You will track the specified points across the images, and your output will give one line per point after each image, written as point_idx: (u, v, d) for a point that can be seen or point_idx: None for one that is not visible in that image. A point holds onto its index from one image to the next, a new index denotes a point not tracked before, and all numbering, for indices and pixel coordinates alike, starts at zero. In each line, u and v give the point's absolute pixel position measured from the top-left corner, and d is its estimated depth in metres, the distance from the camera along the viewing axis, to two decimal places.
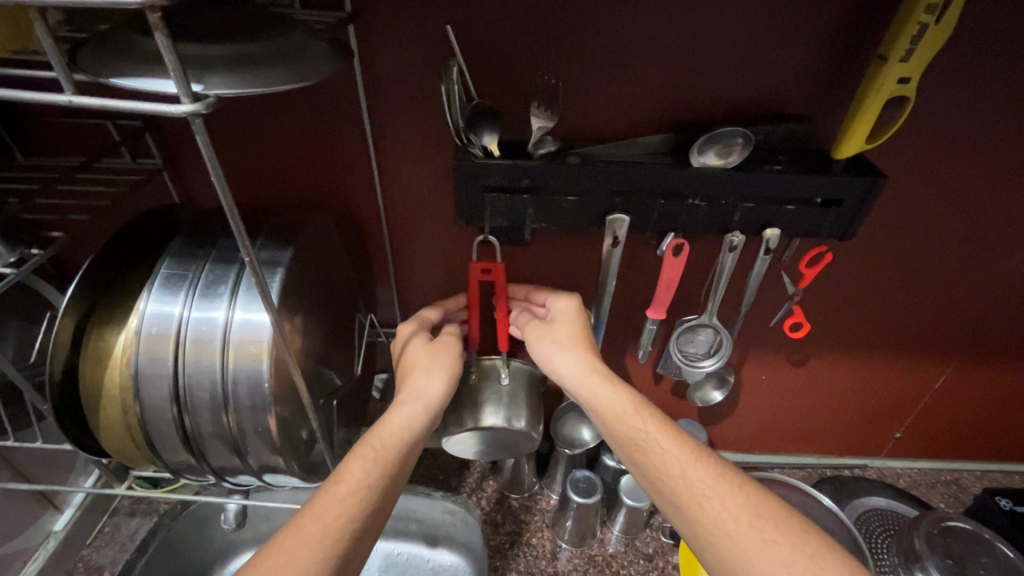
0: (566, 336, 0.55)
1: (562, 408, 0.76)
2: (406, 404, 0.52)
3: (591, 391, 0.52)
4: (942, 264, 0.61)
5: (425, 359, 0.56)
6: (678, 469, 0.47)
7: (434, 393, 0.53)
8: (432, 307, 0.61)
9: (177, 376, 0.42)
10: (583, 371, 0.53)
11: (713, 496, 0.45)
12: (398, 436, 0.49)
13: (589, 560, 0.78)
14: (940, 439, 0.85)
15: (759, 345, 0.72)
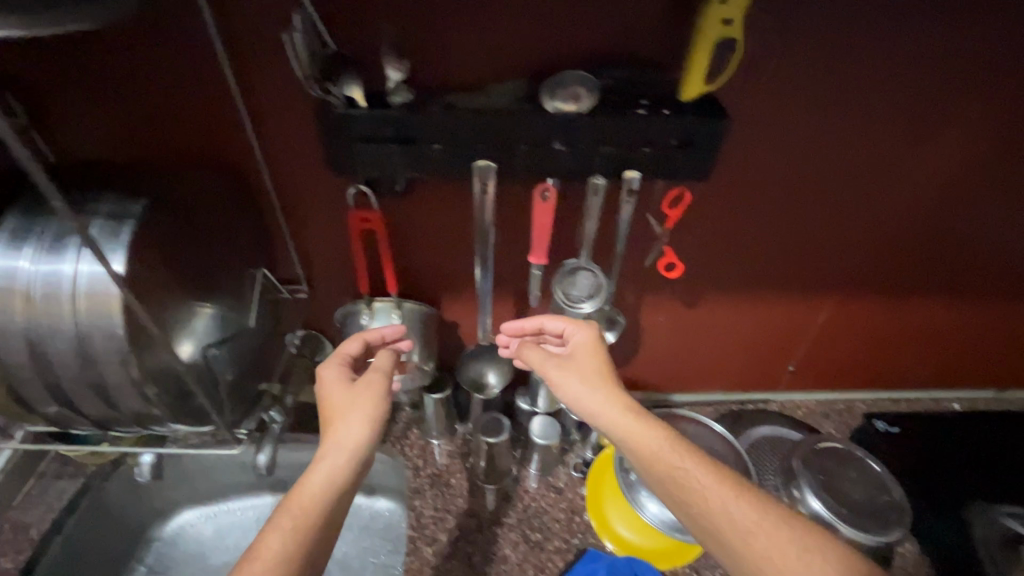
0: (597, 372, 0.61)
1: (466, 356, 0.78)
2: (326, 459, 0.53)
3: (624, 431, 0.56)
4: (807, 204, 0.65)
5: (344, 407, 0.57)
6: (721, 507, 0.50)
7: (354, 441, 0.55)
8: (352, 341, 0.64)
9: (29, 329, 0.43)
10: (611, 411, 0.58)
11: (758, 531, 0.48)
12: (321, 490, 0.51)
13: (504, 497, 0.83)
14: (831, 371, 0.92)
15: (654, 290, 0.75)
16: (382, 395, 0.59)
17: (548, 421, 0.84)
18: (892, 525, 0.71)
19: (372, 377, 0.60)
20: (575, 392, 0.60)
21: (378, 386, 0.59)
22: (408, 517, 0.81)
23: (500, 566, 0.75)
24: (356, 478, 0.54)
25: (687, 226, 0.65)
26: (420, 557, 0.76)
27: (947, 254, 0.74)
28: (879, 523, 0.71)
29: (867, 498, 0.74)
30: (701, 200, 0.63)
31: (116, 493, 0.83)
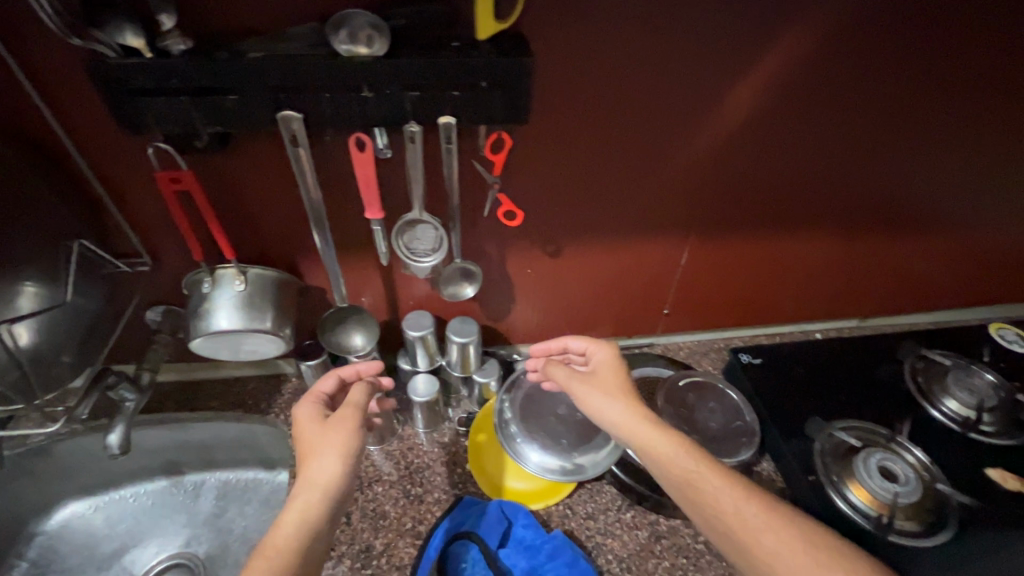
0: (617, 385, 0.68)
1: (330, 317, 0.77)
2: (302, 497, 0.56)
3: (642, 434, 0.62)
4: (642, 145, 0.67)
5: (317, 443, 0.60)
6: (733, 508, 0.55)
7: (326, 478, 0.57)
8: (326, 379, 0.69)
9: None
10: (631, 417, 0.64)
11: (768, 530, 0.53)
12: (298, 528, 0.54)
13: (388, 455, 0.84)
14: (704, 313, 0.97)
15: (514, 240, 0.75)
16: (355, 432, 0.61)
17: (429, 378, 0.85)
18: (741, 447, 0.79)
19: (348, 410, 0.63)
20: (598, 395, 0.67)
21: (351, 420, 0.61)
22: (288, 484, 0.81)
23: (379, 522, 0.76)
24: (332, 514, 0.56)
25: (526, 173, 0.66)
26: None
27: (796, 193, 0.77)
28: (731, 445, 0.79)
29: (723, 424, 0.81)
30: (534, 144, 0.63)
31: None
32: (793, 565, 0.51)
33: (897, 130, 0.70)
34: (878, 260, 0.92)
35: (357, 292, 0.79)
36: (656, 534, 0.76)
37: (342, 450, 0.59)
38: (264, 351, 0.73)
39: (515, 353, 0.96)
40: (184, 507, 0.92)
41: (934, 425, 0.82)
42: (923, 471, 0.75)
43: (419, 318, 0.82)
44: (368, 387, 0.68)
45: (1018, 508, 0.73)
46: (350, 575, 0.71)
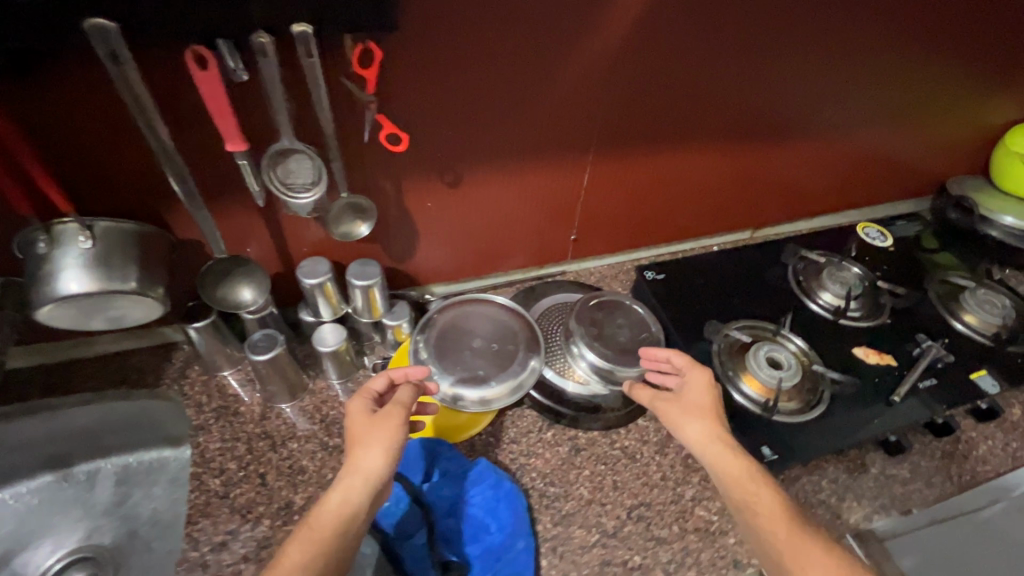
0: (699, 405, 0.66)
1: (207, 272, 0.69)
2: (347, 480, 0.59)
3: (717, 455, 0.61)
4: (528, 58, 0.64)
5: (365, 434, 0.63)
6: (783, 536, 0.54)
7: (373, 468, 0.60)
8: (377, 377, 0.70)
9: None
10: (710, 437, 0.63)
11: (816, 562, 0.51)
12: (341, 508, 0.57)
13: (300, 411, 0.81)
14: (610, 237, 0.99)
15: (407, 171, 0.71)
16: (401, 429, 0.63)
17: (335, 328, 0.80)
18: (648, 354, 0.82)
19: (397, 417, 0.64)
20: (681, 416, 0.66)
21: (395, 416, 0.64)
22: (192, 455, 0.75)
23: (297, 477, 0.74)
24: (371, 502, 0.59)
25: (406, 92, 0.61)
26: (207, 491, 0.71)
27: (684, 106, 0.79)
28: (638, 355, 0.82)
29: (631, 337, 0.84)
30: (408, 59, 0.58)
31: None
32: None
33: (765, 35, 0.74)
34: (763, 171, 0.98)
35: (239, 241, 0.72)
36: (576, 448, 0.80)
37: (388, 446, 0.61)
38: (133, 317, 0.65)
39: (428, 294, 0.94)
40: (76, 503, 0.81)
41: (811, 316, 0.91)
42: (803, 356, 0.84)
43: (315, 264, 0.76)
44: (415, 390, 0.68)
45: (876, 376, 0.84)
46: (270, 533, 0.68)
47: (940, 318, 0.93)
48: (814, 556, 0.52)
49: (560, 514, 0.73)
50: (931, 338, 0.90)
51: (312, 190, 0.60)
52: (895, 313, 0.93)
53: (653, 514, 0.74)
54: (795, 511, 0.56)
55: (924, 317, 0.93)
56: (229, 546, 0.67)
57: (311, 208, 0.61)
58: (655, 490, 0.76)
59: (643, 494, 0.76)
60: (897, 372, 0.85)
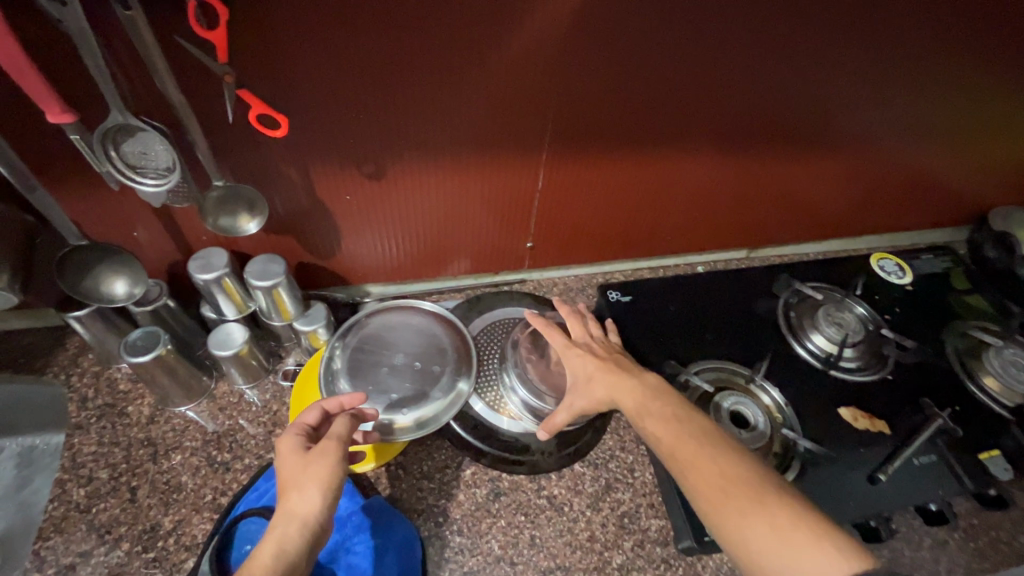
0: (585, 373, 0.63)
1: (67, 261, 0.58)
2: (277, 531, 0.48)
3: (613, 389, 0.60)
4: (441, 33, 0.51)
5: (298, 473, 0.51)
6: (678, 445, 0.52)
7: (310, 509, 0.49)
8: (308, 411, 0.59)
9: None
10: (603, 377, 0.61)
11: (707, 454, 0.51)
12: (277, 562, 0.46)
13: (192, 418, 0.72)
14: (574, 247, 0.86)
15: (310, 163, 0.59)
16: (343, 462, 0.53)
17: (236, 328, 0.71)
18: None
19: (340, 448, 0.53)
20: (584, 390, 0.61)
21: (335, 448, 0.53)
22: (62, 458, 0.67)
23: (170, 496, 0.65)
24: (314, 552, 0.48)
25: (287, 66, 0.49)
26: (67, 502, 0.64)
27: (657, 105, 0.65)
28: None
29: None
30: (274, 23, 0.46)
31: None
32: (720, 481, 0.48)
33: (760, 23, 0.58)
34: (762, 185, 0.83)
35: (117, 226, 0.62)
36: (495, 492, 0.69)
37: (327, 482, 0.51)
38: None
39: (361, 295, 0.84)
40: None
41: (795, 363, 0.77)
42: (777, 413, 0.72)
43: (211, 257, 0.66)
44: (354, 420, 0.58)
45: (861, 445, 0.70)
46: (127, 559, 0.61)
47: (953, 380, 0.78)
48: (707, 457, 0.50)
49: (460, 571, 0.63)
50: (938, 405, 0.75)
51: (162, 178, 0.49)
52: (897, 368, 0.79)
53: None
54: (696, 417, 0.55)
55: (934, 377, 0.78)
56: (77, 570, 0.60)
57: (161, 198, 0.50)
58: (578, 553, 0.66)
59: (562, 557, 0.65)
60: (888, 443, 0.71)
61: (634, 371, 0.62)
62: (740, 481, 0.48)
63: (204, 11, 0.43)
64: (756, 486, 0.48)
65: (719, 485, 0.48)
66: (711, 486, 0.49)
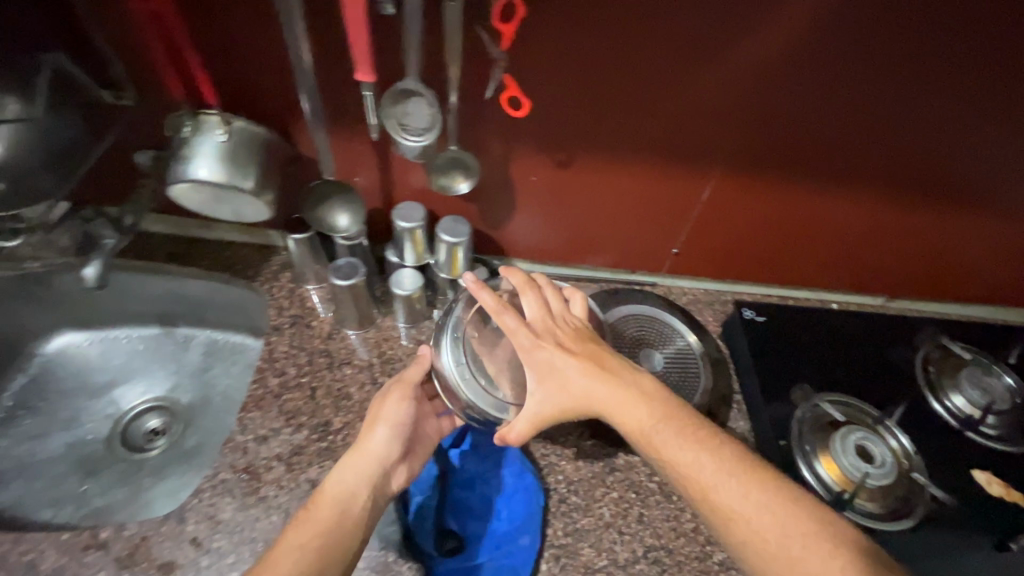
0: (553, 366, 0.60)
1: (322, 190, 0.73)
2: (350, 460, 0.59)
3: (608, 402, 0.57)
4: (677, 42, 0.58)
5: (376, 415, 0.64)
6: (704, 482, 0.51)
7: (366, 455, 0.59)
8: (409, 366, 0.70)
9: None
10: (585, 384, 0.58)
11: (741, 498, 0.50)
12: (337, 489, 0.56)
13: (362, 341, 0.84)
14: (715, 259, 0.90)
15: (518, 144, 0.69)
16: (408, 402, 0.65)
17: (414, 274, 0.82)
18: (692, 393, 0.81)
19: (408, 394, 0.66)
20: (560, 391, 0.59)
21: (401, 395, 0.65)
22: (263, 351, 0.82)
23: (341, 401, 0.78)
24: (382, 478, 0.59)
25: (540, 61, 0.58)
26: (264, 386, 0.78)
27: (841, 138, 0.68)
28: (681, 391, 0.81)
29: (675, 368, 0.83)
30: (551, 21, 0.55)
31: (53, 377, 0.96)
32: (762, 524, 0.49)
33: (915, 88, 0.62)
34: (920, 235, 0.83)
35: (348, 170, 0.74)
36: (611, 466, 0.75)
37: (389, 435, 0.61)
38: (241, 216, 0.71)
39: (509, 267, 0.92)
40: (174, 354, 1.00)
41: (928, 415, 0.77)
42: (902, 459, 0.72)
43: (413, 210, 0.77)
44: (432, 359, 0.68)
45: (990, 511, 0.69)
46: (306, 443, 0.73)
47: None
48: (752, 502, 0.50)
49: (574, 526, 0.70)
50: None
51: (421, 137, 0.60)
52: None
53: (672, 562, 0.69)
54: (714, 446, 0.53)
55: None
56: (268, 441, 0.73)
57: (417, 152, 0.63)
58: (681, 539, 0.70)
59: (667, 539, 0.70)
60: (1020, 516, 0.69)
61: (613, 368, 0.59)
62: (793, 537, 0.48)
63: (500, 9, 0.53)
64: (812, 534, 0.48)
65: (773, 544, 0.48)
66: (757, 545, 0.48)
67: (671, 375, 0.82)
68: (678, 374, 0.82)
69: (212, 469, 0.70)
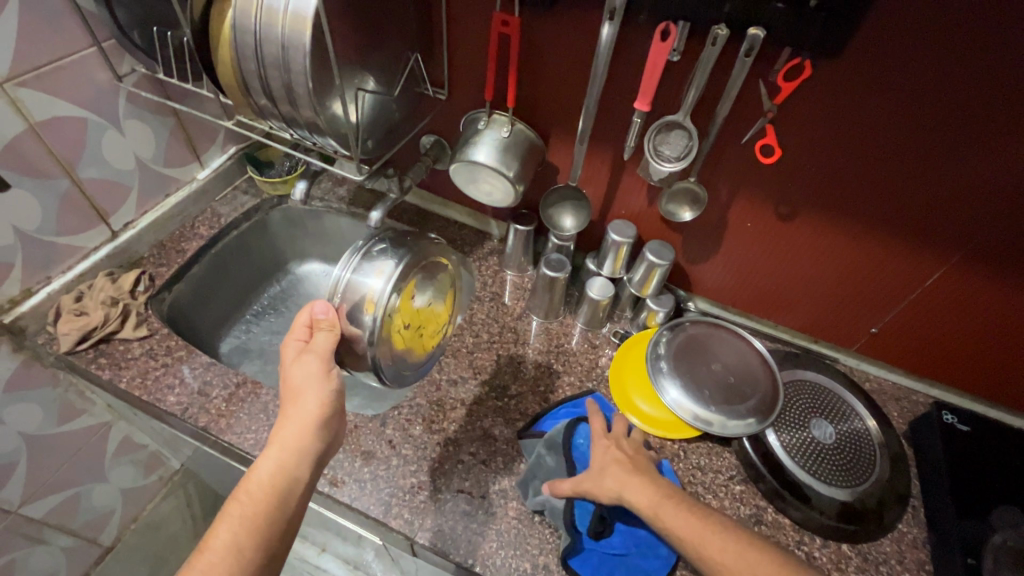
0: (602, 463, 0.68)
1: (560, 195, 0.87)
2: (283, 437, 0.57)
3: (629, 487, 0.64)
4: (949, 131, 0.60)
5: (296, 392, 0.59)
6: (701, 543, 0.57)
7: (298, 443, 0.57)
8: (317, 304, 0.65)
9: (256, 39, 0.62)
10: (619, 475, 0.66)
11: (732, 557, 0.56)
12: (274, 478, 0.55)
13: (545, 329, 0.95)
14: (916, 352, 0.85)
15: (749, 189, 0.75)
16: (328, 376, 0.61)
17: (606, 284, 0.90)
18: (861, 479, 0.76)
19: (324, 362, 0.61)
20: (593, 477, 0.67)
21: (321, 373, 0.60)
22: (464, 313, 0.97)
23: (519, 373, 0.88)
24: (312, 462, 0.58)
25: (801, 120, 0.65)
26: (461, 341, 0.92)
27: None
28: (850, 475, 0.76)
29: (845, 453, 0.78)
30: (830, 89, 0.62)
31: (293, 294, 1.19)
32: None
33: None
34: None
35: (583, 181, 0.87)
36: (758, 518, 0.74)
37: (318, 421, 0.58)
38: (484, 197, 0.84)
39: (690, 302, 0.96)
40: None
41: None
42: None
43: (624, 227, 0.86)
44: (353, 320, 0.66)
45: None
46: (485, 397, 0.85)
47: None
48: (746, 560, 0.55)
49: None
50: None
51: (674, 163, 0.71)
52: None
53: None
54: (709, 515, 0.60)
55: None
56: (457, 386, 0.86)
57: (662, 176, 0.73)
58: None
59: None
60: None
61: (647, 471, 0.67)
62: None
63: (787, 71, 0.62)
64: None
65: None
66: None
67: (843, 452, 0.79)
68: (853, 454, 0.78)
69: (412, 393, 0.85)
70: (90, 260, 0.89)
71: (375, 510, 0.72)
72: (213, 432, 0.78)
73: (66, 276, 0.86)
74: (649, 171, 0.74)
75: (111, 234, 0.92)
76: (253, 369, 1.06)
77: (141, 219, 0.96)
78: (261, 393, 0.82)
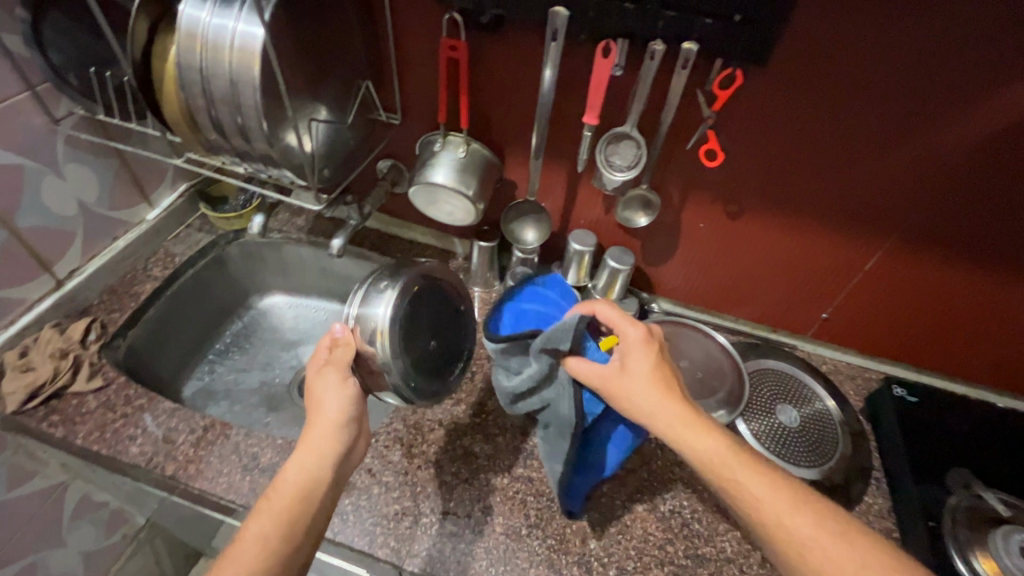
0: (635, 384, 0.61)
1: (520, 210, 0.89)
2: (310, 441, 0.57)
3: (673, 425, 0.59)
4: (870, 122, 0.66)
5: (319, 400, 0.60)
6: (757, 494, 0.53)
7: (324, 446, 0.57)
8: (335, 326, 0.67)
9: (202, 76, 0.61)
10: (661, 406, 0.60)
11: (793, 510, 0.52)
12: (300, 477, 0.54)
13: None
14: (865, 332, 0.90)
15: (697, 191, 0.79)
16: (347, 381, 0.62)
17: None
18: (827, 456, 0.80)
19: (344, 374, 0.62)
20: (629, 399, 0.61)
21: (343, 381, 0.61)
22: None
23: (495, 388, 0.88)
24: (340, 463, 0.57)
25: (738, 122, 0.70)
26: None
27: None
28: (816, 454, 0.80)
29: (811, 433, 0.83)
30: (761, 92, 0.66)
31: (256, 330, 1.16)
32: (820, 531, 0.51)
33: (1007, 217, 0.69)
34: None
35: (541, 194, 0.89)
36: None
37: (339, 423, 0.58)
38: (445, 216, 0.85)
39: (654, 303, 0.99)
40: None
41: None
42: None
43: (584, 237, 0.89)
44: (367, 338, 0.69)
45: None
46: (464, 416, 0.85)
47: None
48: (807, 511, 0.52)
49: (694, 551, 0.73)
50: None
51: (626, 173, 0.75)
52: None
53: None
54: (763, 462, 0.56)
55: None
56: (434, 407, 0.85)
57: (616, 185, 0.76)
58: None
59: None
60: None
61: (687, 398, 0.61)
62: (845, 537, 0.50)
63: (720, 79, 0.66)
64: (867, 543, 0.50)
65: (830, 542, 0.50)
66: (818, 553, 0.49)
67: (808, 433, 0.83)
68: (816, 434, 0.83)
69: (388, 418, 0.84)
70: (35, 311, 0.85)
71: (360, 542, 0.71)
72: (181, 480, 0.74)
73: (9, 331, 0.82)
74: (602, 181, 0.77)
75: (56, 283, 0.88)
76: (219, 411, 1.02)
77: (88, 265, 0.92)
78: (231, 434, 0.79)
